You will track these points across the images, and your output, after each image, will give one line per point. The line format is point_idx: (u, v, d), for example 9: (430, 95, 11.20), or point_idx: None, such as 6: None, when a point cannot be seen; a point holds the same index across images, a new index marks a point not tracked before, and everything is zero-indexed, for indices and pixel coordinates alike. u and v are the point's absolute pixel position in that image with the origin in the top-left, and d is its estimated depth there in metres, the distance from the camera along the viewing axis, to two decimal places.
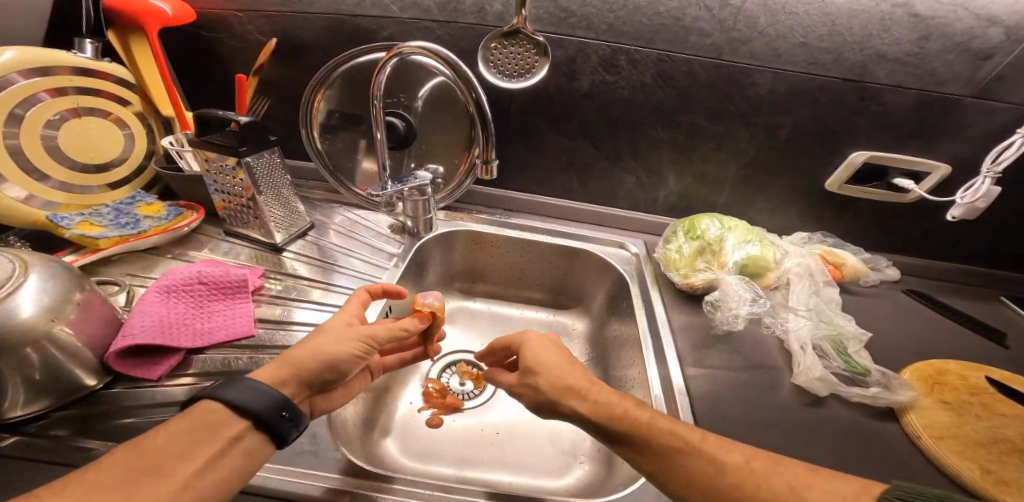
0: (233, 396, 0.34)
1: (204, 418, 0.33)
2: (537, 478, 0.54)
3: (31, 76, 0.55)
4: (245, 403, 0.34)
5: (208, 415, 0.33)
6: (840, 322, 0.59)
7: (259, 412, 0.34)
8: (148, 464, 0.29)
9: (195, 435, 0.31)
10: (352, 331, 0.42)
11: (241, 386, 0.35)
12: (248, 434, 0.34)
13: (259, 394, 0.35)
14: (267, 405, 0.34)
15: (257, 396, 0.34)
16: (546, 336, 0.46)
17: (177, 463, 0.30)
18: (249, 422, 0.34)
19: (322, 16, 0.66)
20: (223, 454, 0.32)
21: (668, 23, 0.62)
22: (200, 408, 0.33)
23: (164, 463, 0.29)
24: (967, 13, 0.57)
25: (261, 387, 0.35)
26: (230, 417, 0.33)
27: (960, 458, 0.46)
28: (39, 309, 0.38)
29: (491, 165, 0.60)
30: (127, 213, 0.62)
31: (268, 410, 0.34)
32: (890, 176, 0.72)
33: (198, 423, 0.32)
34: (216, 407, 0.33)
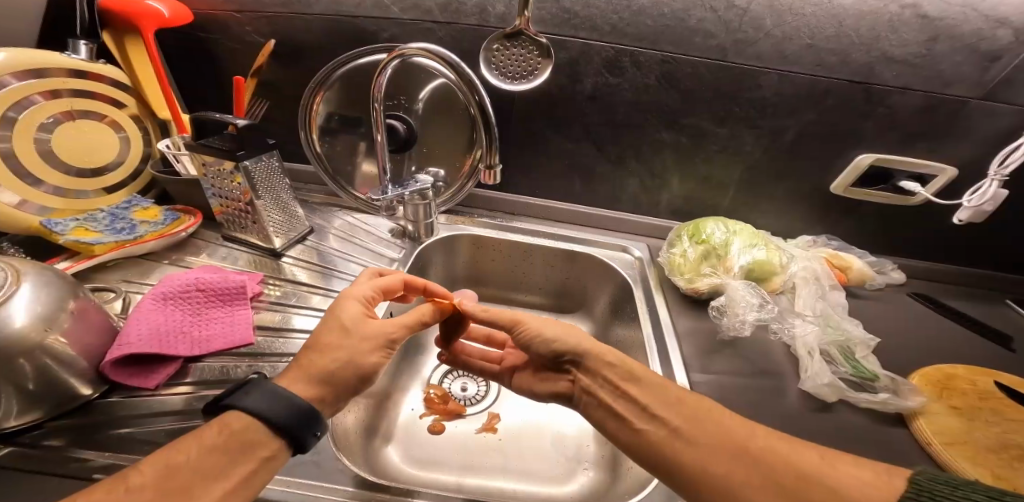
0: (266, 412, 0.33)
1: (237, 434, 0.32)
2: (541, 486, 0.53)
3: (24, 79, 0.54)
4: (277, 421, 0.33)
5: (241, 432, 0.32)
6: (847, 327, 0.58)
7: (292, 433, 0.34)
8: (180, 482, 0.29)
9: (227, 453, 0.31)
10: (376, 337, 0.41)
11: (275, 401, 0.34)
12: (278, 452, 0.33)
13: (292, 411, 0.34)
14: (300, 425, 0.34)
15: (291, 415, 0.34)
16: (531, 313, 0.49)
17: (208, 484, 0.29)
18: (281, 440, 0.34)
19: (321, 17, 0.65)
20: (254, 474, 0.32)
21: (672, 24, 0.61)
22: (233, 420, 0.33)
23: (196, 482, 0.29)
24: (975, 15, 0.56)
25: (295, 401, 0.34)
26: (263, 434, 0.33)
27: (973, 465, 0.45)
28: (32, 319, 0.37)
29: (494, 170, 0.60)
30: (123, 218, 0.61)
31: (299, 429, 0.34)
32: (896, 178, 0.71)
33: (230, 440, 0.32)
34: (249, 422, 0.33)
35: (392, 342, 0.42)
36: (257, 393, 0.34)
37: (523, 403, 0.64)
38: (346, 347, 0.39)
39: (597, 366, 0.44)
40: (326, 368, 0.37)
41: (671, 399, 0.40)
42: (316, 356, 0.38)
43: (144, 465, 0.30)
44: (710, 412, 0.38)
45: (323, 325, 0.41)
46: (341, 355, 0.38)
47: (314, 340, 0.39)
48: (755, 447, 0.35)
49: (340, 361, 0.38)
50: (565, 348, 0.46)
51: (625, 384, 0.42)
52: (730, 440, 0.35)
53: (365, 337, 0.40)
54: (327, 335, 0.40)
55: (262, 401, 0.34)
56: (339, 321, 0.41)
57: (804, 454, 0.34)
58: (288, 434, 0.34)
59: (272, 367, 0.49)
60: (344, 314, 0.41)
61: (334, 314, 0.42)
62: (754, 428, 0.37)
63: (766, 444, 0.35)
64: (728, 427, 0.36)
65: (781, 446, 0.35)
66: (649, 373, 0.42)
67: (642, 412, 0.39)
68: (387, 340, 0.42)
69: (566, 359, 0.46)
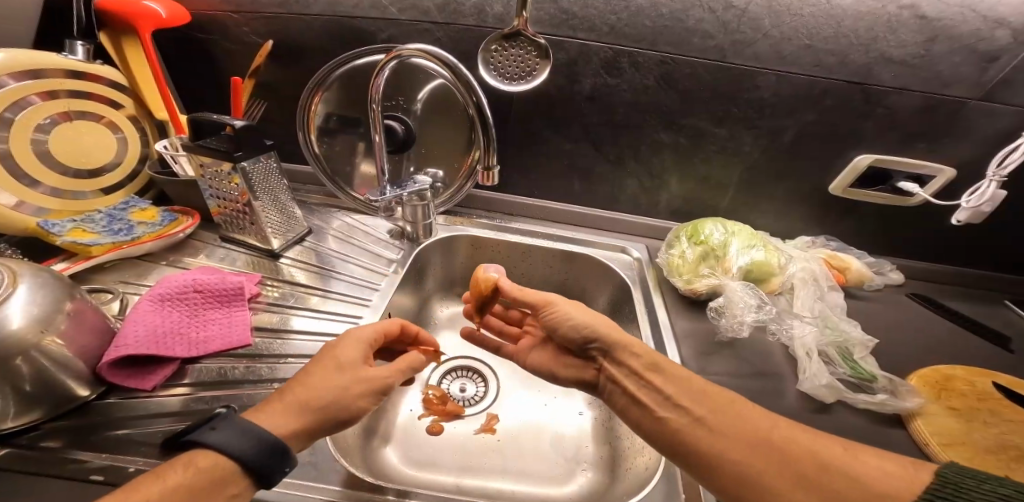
0: (237, 449, 0.32)
1: (207, 472, 0.31)
2: (539, 486, 0.53)
3: (21, 79, 0.54)
4: (249, 460, 0.32)
5: (210, 470, 0.31)
6: (845, 328, 0.58)
7: (263, 471, 0.32)
8: None
9: (197, 493, 0.30)
10: (370, 375, 0.40)
11: (247, 436, 0.32)
12: (244, 491, 0.32)
13: (264, 448, 0.32)
14: (271, 463, 0.33)
15: (263, 452, 0.32)
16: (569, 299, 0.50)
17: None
18: (251, 479, 0.32)
19: (319, 18, 0.65)
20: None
21: (671, 24, 0.61)
22: (201, 458, 0.31)
23: None
24: (974, 15, 0.56)
25: (265, 437, 0.33)
26: (231, 473, 0.32)
27: (970, 465, 0.45)
28: (28, 320, 0.37)
29: (492, 171, 0.60)
30: (120, 219, 0.61)
31: (270, 466, 0.32)
32: (895, 179, 0.71)
33: (196, 479, 0.30)
34: (218, 460, 0.31)
35: (385, 387, 0.41)
36: (227, 429, 0.33)
37: (522, 404, 0.64)
38: (340, 385, 0.38)
39: (623, 358, 0.44)
40: (311, 407, 0.36)
41: (698, 391, 0.39)
42: (304, 394, 0.36)
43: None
44: (728, 401, 0.38)
45: (318, 364, 0.39)
46: (333, 390, 0.37)
47: (305, 378, 0.38)
48: (786, 436, 0.35)
49: (326, 403, 0.36)
50: (594, 335, 0.46)
51: (648, 375, 0.42)
52: (756, 430, 0.35)
53: (356, 380, 0.39)
54: (318, 374, 0.38)
55: (232, 437, 0.32)
56: (335, 360, 0.39)
57: (827, 445, 0.34)
58: (258, 473, 0.32)
59: (270, 368, 0.49)
60: (342, 355, 0.40)
61: (331, 352, 0.40)
62: (779, 422, 0.36)
63: (790, 434, 0.35)
64: (749, 419, 0.36)
65: (805, 439, 0.35)
66: (675, 367, 0.42)
67: (665, 401, 0.40)
68: (378, 385, 0.40)
69: (593, 346, 0.47)
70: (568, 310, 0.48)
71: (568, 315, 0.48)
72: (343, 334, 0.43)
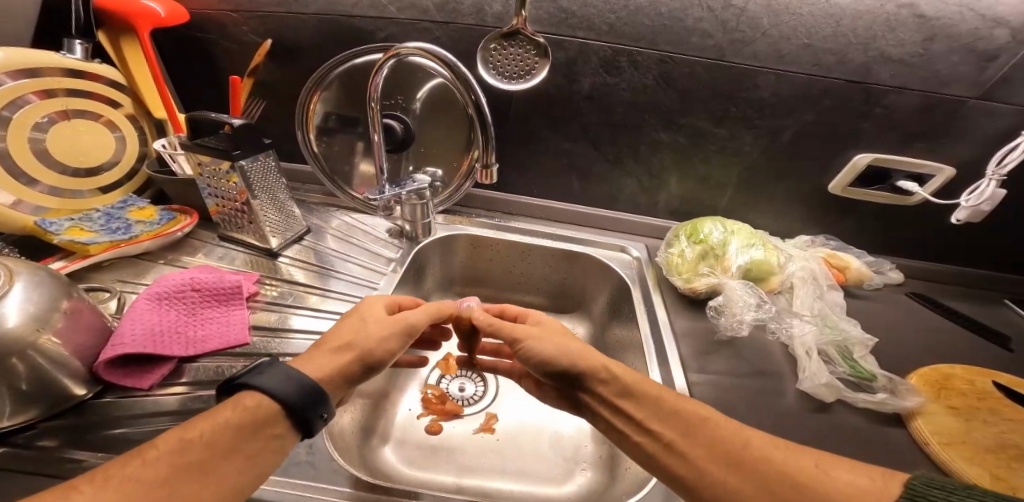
0: (281, 392, 0.34)
1: (252, 413, 0.33)
2: (539, 486, 0.53)
3: (18, 78, 0.54)
4: (292, 403, 0.34)
5: (256, 411, 0.33)
6: (845, 327, 0.58)
7: (304, 414, 0.34)
8: (193, 458, 0.29)
9: (242, 431, 0.32)
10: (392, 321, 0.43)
11: (290, 381, 0.34)
12: (289, 432, 0.34)
13: (305, 391, 0.34)
14: (311, 406, 0.34)
15: (305, 395, 0.34)
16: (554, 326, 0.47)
17: (220, 462, 0.30)
18: (293, 422, 0.34)
19: (318, 17, 0.65)
20: (266, 455, 0.32)
21: (670, 24, 0.61)
22: (247, 399, 0.33)
23: (208, 459, 0.29)
24: (973, 14, 0.56)
25: (306, 382, 0.35)
26: (277, 414, 0.33)
27: (970, 464, 0.45)
28: (25, 318, 0.36)
29: (490, 169, 0.59)
30: (118, 218, 0.61)
31: (308, 409, 0.34)
32: (894, 178, 0.71)
33: (245, 418, 0.32)
34: (263, 403, 0.33)
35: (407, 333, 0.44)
36: (274, 372, 0.35)
37: (521, 404, 0.63)
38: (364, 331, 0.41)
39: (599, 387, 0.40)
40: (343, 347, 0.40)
41: (669, 411, 0.37)
42: (334, 339, 0.40)
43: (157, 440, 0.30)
44: (698, 419, 0.36)
45: (343, 318, 0.43)
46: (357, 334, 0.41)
47: (333, 329, 0.42)
48: (760, 454, 0.33)
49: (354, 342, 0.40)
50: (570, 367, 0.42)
51: (620, 402, 0.39)
52: (734, 443, 0.34)
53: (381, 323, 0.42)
54: (345, 324, 0.42)
55: (277, 381, 0.34)
56: (359, 313, 0.44)
57: (803, 466, 0.32)
58: (300, 416, 0.34)
59: None
60: (363, 307, 0.45)
61: (352, 309, 0.45)
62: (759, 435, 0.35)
63: (762, 453, 0.33)
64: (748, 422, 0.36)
65: (777, 455, 0.33)
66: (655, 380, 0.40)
67: (637, 427, 0.37)
68: (402, 327, 0.44)
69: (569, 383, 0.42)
70: (536, 340, 0.44)
71: (539, 343, 0.44)
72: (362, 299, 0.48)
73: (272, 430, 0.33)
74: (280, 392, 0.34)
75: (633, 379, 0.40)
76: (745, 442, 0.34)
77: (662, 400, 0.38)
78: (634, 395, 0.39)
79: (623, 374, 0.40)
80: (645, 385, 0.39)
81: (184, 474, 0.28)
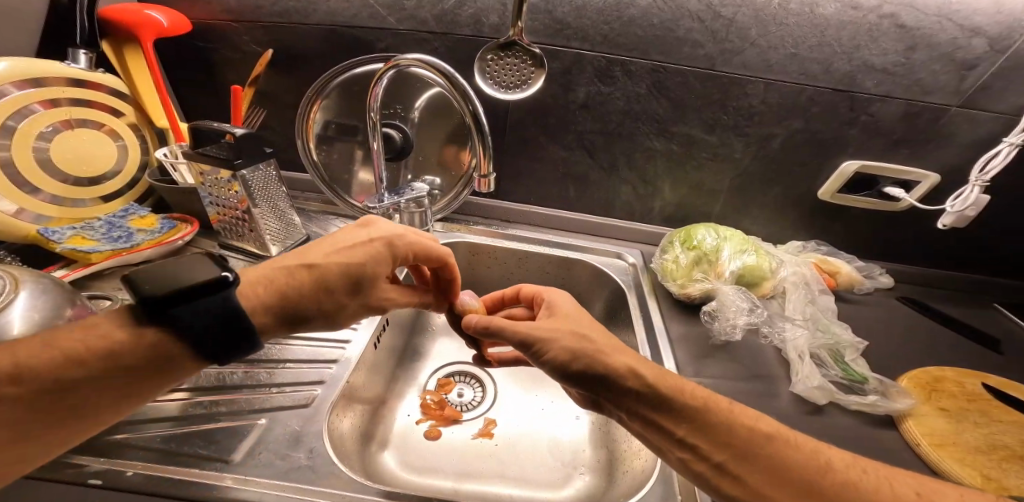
0: (200, 339, 0.31)
1: (156, 354, 0.30)
2: (539, 490, 0.53)
3: (24, 87, 0.54)
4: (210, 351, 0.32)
5: (159, 348, 0.30)
6: (837, 330, 0.60)
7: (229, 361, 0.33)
8: (74, 400, 0.28)
9: (140, 376, 0.30)
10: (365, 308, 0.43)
11: (213, 327, 0.32)
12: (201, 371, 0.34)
13: (228, 338, 0.32)
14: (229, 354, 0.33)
15: (222, 340, 0.32)
16: (578, 306, 0.45)
17: (106, 402, 0.29)
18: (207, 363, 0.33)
19: (318, 27, 0.67)
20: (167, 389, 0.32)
21: (661, 34, 0.63)
22: (156, 335, 0.30)
23: (95, 402, 0.29)
24: (951, 25, 0.58)
25: (231, 331, 0.32)
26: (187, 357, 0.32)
27: (960, 464, 0.46)
28: (29, 325, 0.37)
29: (488, 178, 0.61)
30: (120, 226, 0.61)
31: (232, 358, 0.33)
32: (880, 185, 0.73)
33: (147, 360, 0.30)
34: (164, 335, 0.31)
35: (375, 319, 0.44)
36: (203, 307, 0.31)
37: (520, 409, 0.64)
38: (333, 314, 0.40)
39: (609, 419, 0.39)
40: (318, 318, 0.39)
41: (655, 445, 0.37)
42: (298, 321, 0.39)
43: (20, 358, 0.27)
44: (762, 437, 0.35)
45: (338, 263, 0.39)
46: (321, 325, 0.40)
47: (317, 269, 0.38)
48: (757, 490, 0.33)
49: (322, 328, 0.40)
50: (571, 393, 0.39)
51: (656, 416, 0.37)
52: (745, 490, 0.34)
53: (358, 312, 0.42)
54: (333, 284, 0.39)
55: (195, 322, 0.31)
56: (359, 278, 0.40)
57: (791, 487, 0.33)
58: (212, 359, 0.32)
59: (268, 373, 0.50)
60: (370, 273, 0.41)
61: (354, 257, 0.40)
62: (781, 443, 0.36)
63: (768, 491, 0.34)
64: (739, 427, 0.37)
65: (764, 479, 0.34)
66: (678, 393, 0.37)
67: (677, 444, 0.36)
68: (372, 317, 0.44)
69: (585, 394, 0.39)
70: (549, 342, 0.39)
71: (552, 342, 0.39)
72: (371, 236, 0.43)
73: (176, 369, 0.31)
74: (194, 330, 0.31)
75: (669, 387, 0.38)
76: (827, 465, 0.34)
77: (708, 412, 0.37)
78: (666, 406, 0.37)
79: (656, 381, 0.37)
80: (688, 397, 0.37)
81: (45, 411, 0.27)
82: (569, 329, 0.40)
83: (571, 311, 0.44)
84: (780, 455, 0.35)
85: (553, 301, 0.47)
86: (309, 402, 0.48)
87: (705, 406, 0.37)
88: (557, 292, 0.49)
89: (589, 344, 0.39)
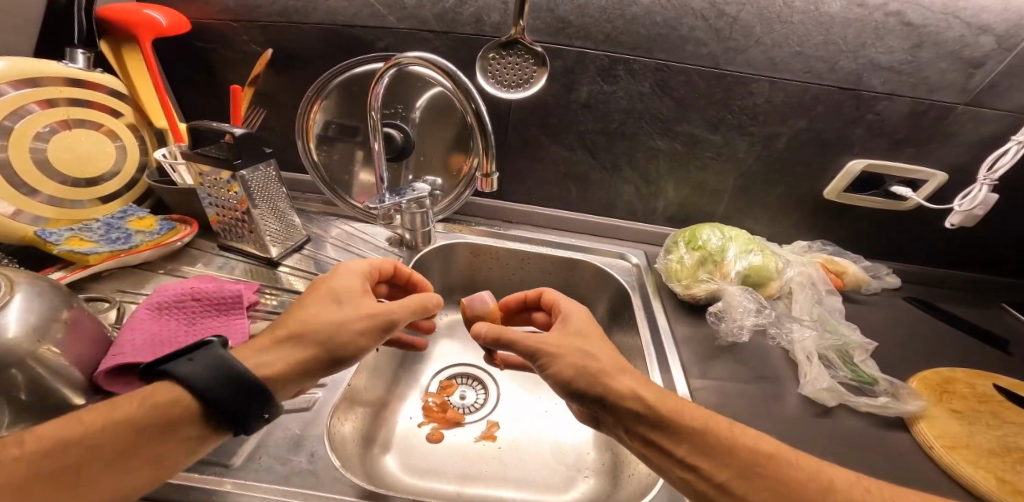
0: (200, 383, 0.34)
1: (161, 408, 0.33)
2: (542, 494, 0.52)
3: (20, 87, 0.54)
4: (217, 397, 0.34)
5: (164, 404, 0.33)
6: (845, 330, 0.59)
7: (239, 412, 0.34)
8: (73, 465, 0.29)
9: (146, 433, 0.32)
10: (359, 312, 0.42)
11: (212, 370, 0.34)
12: (206, 435, 0.34)
13: (236, 388, 0.34)
14: (238, 408, 0.34)
15: (229, 391, 0.34)
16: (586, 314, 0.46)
17: (104, 467, 0.30)
18: (213, 422, 0.34)
19: (318, 26, 0.66)
20: (167, 453, 0.32)
21: (665, 32, 0.62)
22: (162, 392, 0.33)
23: (90, 467, 0.30)
24: (958, 22, 0.58)
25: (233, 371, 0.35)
26: (192, 413, 0.34)
27: (974, 467, 0.45)
28: (24, 329, 0.36)
29: (490, 178, 0.60)
30: (118, 228, 0.61)
31: (238, 406, 0.34)
32: (886, 184, 0.72)
33: (153, 416, 0.32)
34: (174, 392, 0.34)
35: (387, 323, 0.43)
36: (203, 361, 0.34)
37: (523, 414, 0.63)
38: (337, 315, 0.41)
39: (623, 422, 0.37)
40: (350, 357, 0.40)
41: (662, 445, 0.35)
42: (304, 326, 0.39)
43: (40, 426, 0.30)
44: (764, 457, 0.34)
45: (355, 313, 0.41)
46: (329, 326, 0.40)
47: (331, 324, 0.40)
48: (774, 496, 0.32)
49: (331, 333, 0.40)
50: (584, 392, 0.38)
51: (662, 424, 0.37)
52: None
53: (362, 314, 0.42)
54: (361, 333, 0.41)
55: (192, 369, 0.34)
56: (386, 322, 0.43)
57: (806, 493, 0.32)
58: (224, 418, 0.34)
59: None
60: (349, 291, 0.43)
61: (365, 305, 0.42)
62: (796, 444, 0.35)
63: None
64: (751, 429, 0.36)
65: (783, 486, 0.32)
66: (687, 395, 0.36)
67: (677, 464, 0.35)
68: (382, 320, 0.42)
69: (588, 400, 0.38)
70: (556, 357, 0.40)
71: (559, 358, 0.39)
72: (360, 287, 0.45)
73: (182, 428, 0.33)
74: (200, 389, 0.33)
75: (669, 409, 0.37)
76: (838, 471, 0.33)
77: (709, 434, 0.35)
78: (665, 427, 0.36)
79: (657, 403, 0.37)
80: (688, 418, 0.36)
81: (48, 474, 0.28)
82: (574, 344, 0.40)
83: (580, 321, 0.44)
84: (794, 459, 0.34)
85: (557, 306, 0.49)
86: (309, 405, 0.47)
87: (705, 427, 0.36)
88: (570, 304, 0.48)
89: (595, 361, 0.39)
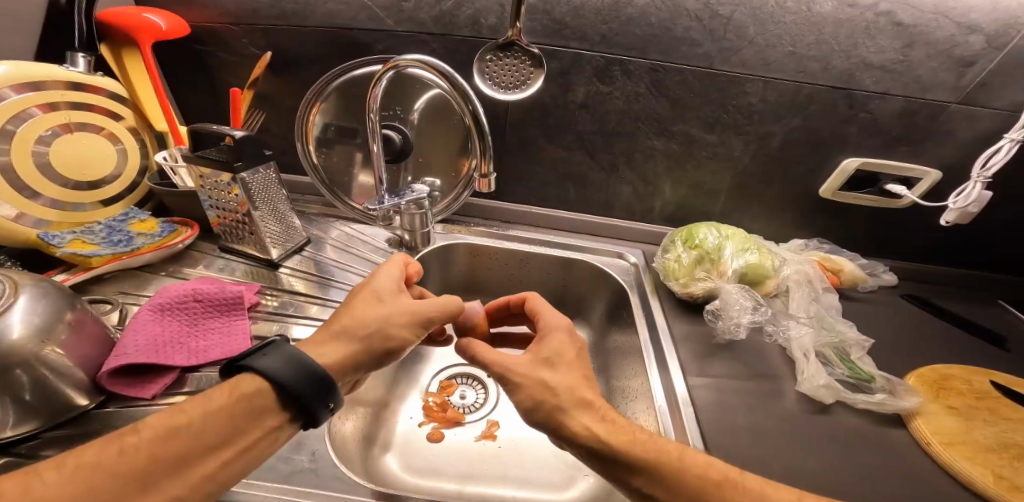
0: (282, 376, 0.34)
1: (248, 398, 0.33)
2: (543, 493, 0.52)
3: (23, 91, 0.54)
4: (296, 388, 0.35)
5: (248, 394, 0.34)
6: (841, 328, 0.60)
7: (312, 404, 0.35)
8: (183, 450, 0.29)
9: (237, 421, 0.32)
10: (399, 308, 0.43)
11: (291, 364, 0.35)
12: (283, 425, 0.35)
13: (311, 379, 0.35)
14: (315, 399, 0.35)
15: (308, 382, 0.35)
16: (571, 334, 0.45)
17: (207, 454, 0.30)
18: (290, 411, 0.35)
19: (316, 29, 0.67)
20: (255, 441, 0.33)
21: (659, 33, 0.63)
22: (246, 383, 0.34)
23: (197, 452, 0.30)
24: (948, 22, 0.58)
25: (308, 365, 0.36)
26: (273, 403, 0.34)
27: (972, 463, 0.46)
28: (28, 330, 0.37)
29: (488, 178, 0.60)
30: (120, 230, 0.61)
31: (311, 396, 0.35)
32: (882, 182, 0.73)
33: (241, 406, 0.33)
34: (256, 383, 0.34)
35: (427, 321, 0.44)
36: (278, 353, 0.35)
37: None
38: (379, 314, 0.41)
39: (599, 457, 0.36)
40: (395, 351, 0.41)
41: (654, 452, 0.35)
42: (350, 321, 0.40)
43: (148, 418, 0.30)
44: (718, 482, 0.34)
45: (392, 311, 0.42)
46: (373, 322, 0.41)
47: (372, 321, 0.41)
48: None
49: (377, 327, 0.40)
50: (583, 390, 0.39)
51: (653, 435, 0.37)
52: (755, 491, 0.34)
53: (402, 310, 0.42)
54: (404, 328, 0.42)
55: (272, 362, 0.35)
56: (424, 320, 0.44)
57: None
58: (301, 408, 0.35)
59: None
60: (382, 292, 0.44)
61: (403, 304, 0.43)
62: None
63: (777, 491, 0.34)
64: None
65: None
66: None
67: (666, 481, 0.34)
68: (422, 318, 0.43)
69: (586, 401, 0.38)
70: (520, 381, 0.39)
71: (529, 380, 0.39)
72: (399, 288, 0.46)
73: (264, 418, 0.34)
74: (280, 378, 0.34)
75: (622, 441, 0.36)
76: None
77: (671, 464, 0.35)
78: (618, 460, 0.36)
79: (609, 437, 0.36)
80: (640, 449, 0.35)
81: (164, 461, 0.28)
82: (537, 373, 0.39)
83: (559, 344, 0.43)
84: None
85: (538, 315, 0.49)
86: None
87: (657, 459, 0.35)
88: (555, 320, 0.47)
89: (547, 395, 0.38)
